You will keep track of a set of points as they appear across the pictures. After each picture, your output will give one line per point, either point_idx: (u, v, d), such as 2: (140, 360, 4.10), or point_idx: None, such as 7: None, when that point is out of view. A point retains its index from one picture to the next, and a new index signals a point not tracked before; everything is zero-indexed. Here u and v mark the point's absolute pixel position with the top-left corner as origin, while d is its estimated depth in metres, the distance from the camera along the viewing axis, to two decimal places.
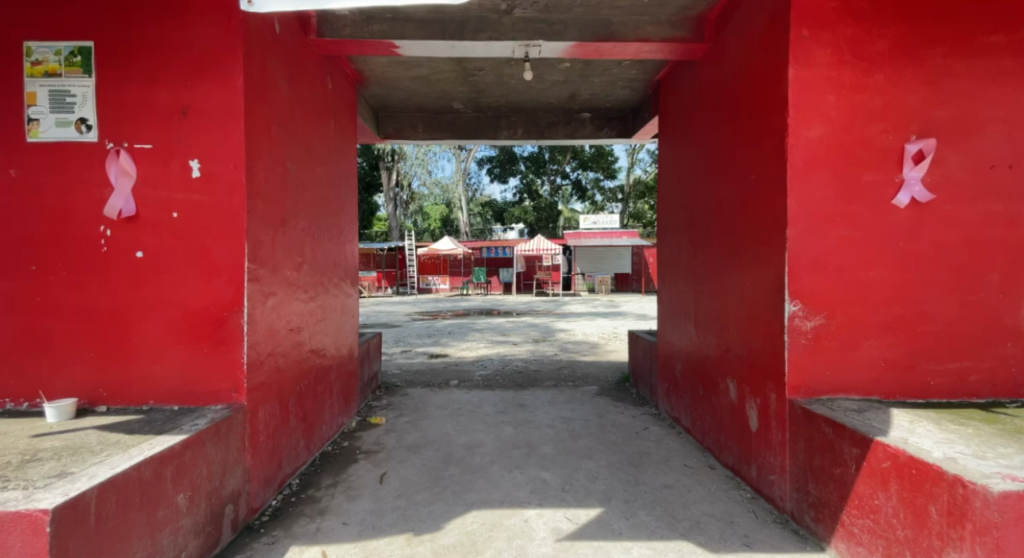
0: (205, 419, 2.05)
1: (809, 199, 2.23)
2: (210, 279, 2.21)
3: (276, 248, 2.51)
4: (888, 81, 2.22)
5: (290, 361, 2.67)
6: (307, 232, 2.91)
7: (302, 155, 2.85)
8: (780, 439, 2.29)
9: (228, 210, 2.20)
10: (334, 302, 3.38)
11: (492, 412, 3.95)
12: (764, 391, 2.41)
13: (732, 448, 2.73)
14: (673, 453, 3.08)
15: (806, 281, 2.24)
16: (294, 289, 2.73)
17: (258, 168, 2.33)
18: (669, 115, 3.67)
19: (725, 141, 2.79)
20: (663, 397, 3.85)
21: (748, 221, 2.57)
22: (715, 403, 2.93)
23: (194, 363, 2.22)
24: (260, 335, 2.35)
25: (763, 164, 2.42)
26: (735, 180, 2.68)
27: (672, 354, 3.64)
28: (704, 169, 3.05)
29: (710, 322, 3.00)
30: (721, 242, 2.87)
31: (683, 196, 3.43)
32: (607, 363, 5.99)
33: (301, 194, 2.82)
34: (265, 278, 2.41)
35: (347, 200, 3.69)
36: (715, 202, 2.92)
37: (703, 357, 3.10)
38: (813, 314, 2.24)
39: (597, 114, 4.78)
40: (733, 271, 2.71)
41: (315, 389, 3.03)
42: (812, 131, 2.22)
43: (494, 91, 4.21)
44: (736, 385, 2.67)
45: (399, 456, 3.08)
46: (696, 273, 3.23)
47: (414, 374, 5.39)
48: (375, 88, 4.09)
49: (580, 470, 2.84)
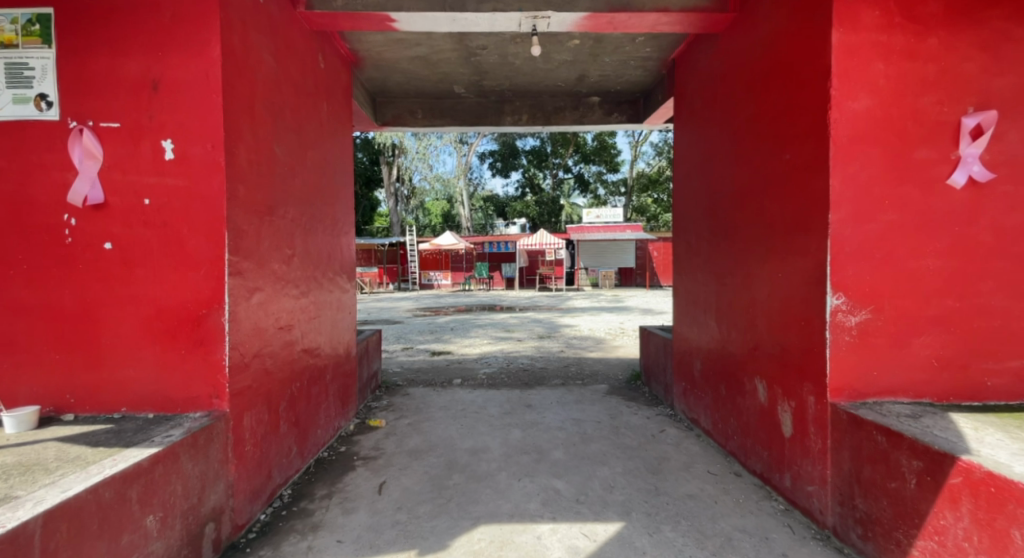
0: (181, 429, 1.84)
1: (854, 180, 2.00)
2: (187, 273, 1.99)
3: (262, 239, 2.28)
4: (943, 47, 2.00)
5: (280, 363, 2.46)
6: (298, 222, 2.69)
7: (292, 138, 2.62)
8: (819, 448, 2.07)
9: (207, 196, 1.98)
10: (329, 298, 3.16)
11: (497, 413, 3.73)
12: (800, 393, 2.19)
13: (761, 455, 2.51)
14: (694, 459, 2.86)
15: (851, 272, 2.01)
16: (284, 284, 2.50)
17: (240, 150, 2.11)
18: (686, 95, 3.42)
19: (752, 119, 2.56)
20: (679, 397, 3.63)
21: (779, 206, 2.34)
22: (741, 406, 2.71)
23: (170, 366, 2.00)
24: (244, 334, 2.13)
25: (798, 142, 2.19)
26: (764, 161, 2.44)
27: (690, 351, 3.41)
28: (727, 152, 2.82)
29: (735, 317, 2.77)
30: (747, 230, 2.63)
31: (703, 182, 3.19)
32: (615, 360, 5.75)
33: (291, 180, 2.59)
34: (250, 271, 2.18)
35: (342, 188, 3.47)
36: (740, 187, 2.68)
37: (727, 355, 2.87)
38: (857, 309, 2.01)
39: (607, 98, 4.53)
40: (762, 262, 2.48)
41: (308, 391, 2.81)
42: (857, 103, 1.99)
43: (497, 73, 3.96)
44: (766, 386, 2.45)
45: (400, 463, 2.86)
46: (717, 265, 3.00)
47: (415, 373, 5.17)
48: (372, 70, 3.86)
49: (595, 477, 2.63)
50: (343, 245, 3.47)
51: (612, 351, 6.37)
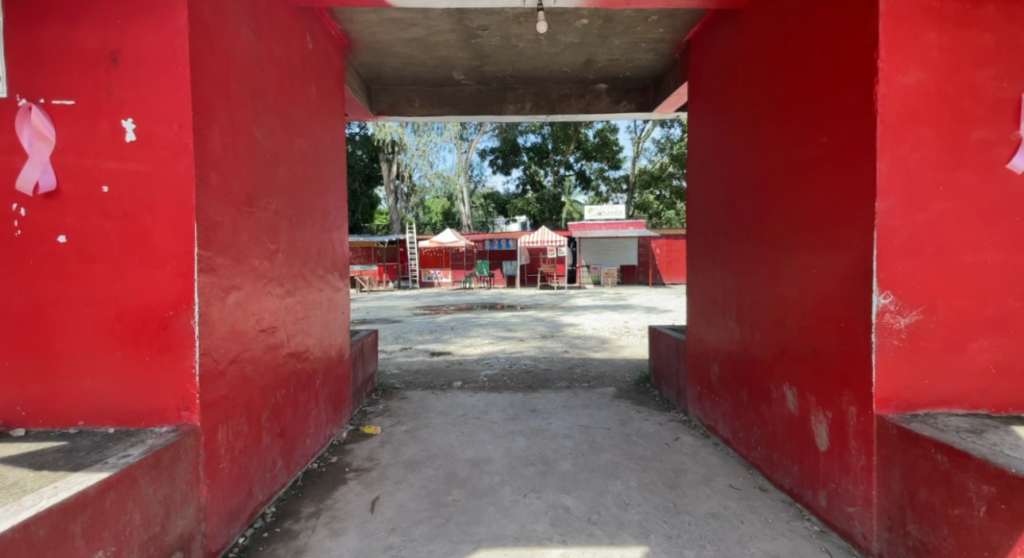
0: (141, 448, 1.63)
1: (904, 164, 1.77)
2: (151, 270, 1.77)
3: (240, 233, 2.05)
4: (1002, 14, 1.76)
5: (262, 369, 2.24)
6: (283, 214, 2.46)
7: (275, 122, 2.39)
8: (862, 466, 1.84)
9: (172, 184, 1.76)
10: (319, 296, 2.93)
11: (500, 419, 3.51)
12: (838, 403, 1.96)
13: (791, 470, 2.29)
14: (713, 471, 2.64)
15: (900, 268, 1.78)
16: (266, 282, 2.28)
17: (212, 132, 1.88)
18: (703, 79, 3.19)
19: (779, 100, 2.32)
20: (693, 402, 3.40)
21: (812, 195, 2.10)
22: (767, 415, 2.48)
23: (134, 374, 1.78)
24: (218, 339, 1.90)
25: (837, 123, 1.96)
26: (794, 146, 2.21)
27: (707, 353, 3.19)
28: (751, 137, 2.58)
29: (760, 317, 2.55)
30: (773, 222, 2.40)
31: (720, 173, 2.96)
32: (621, 361, 5.53)
33: (274, 169, 2.37)
34: (226, 268, 1.96)
35: (334, 180, 3.24)
36: (765, 176, 2.45)
37: (750, 358, 2.65)
38: (906, 309, 1.79)
39: (615, 85, 4.31)
40: (793, 257, 2.25)
41: (296, 398, 2.59)
42: (909, 77, 1.76)
43: (499, 57, 3.73)
44: (797, 395, 2.22)
45: (395, 476, 2.64)
46: (739, 261, 2.77)
47: (413, 375, 4.94)
48: (366, 55, 3.63)
49: (608, 493, 2.40)
50: (335, 241, 3.25)
51: (618, 351, 6.17)
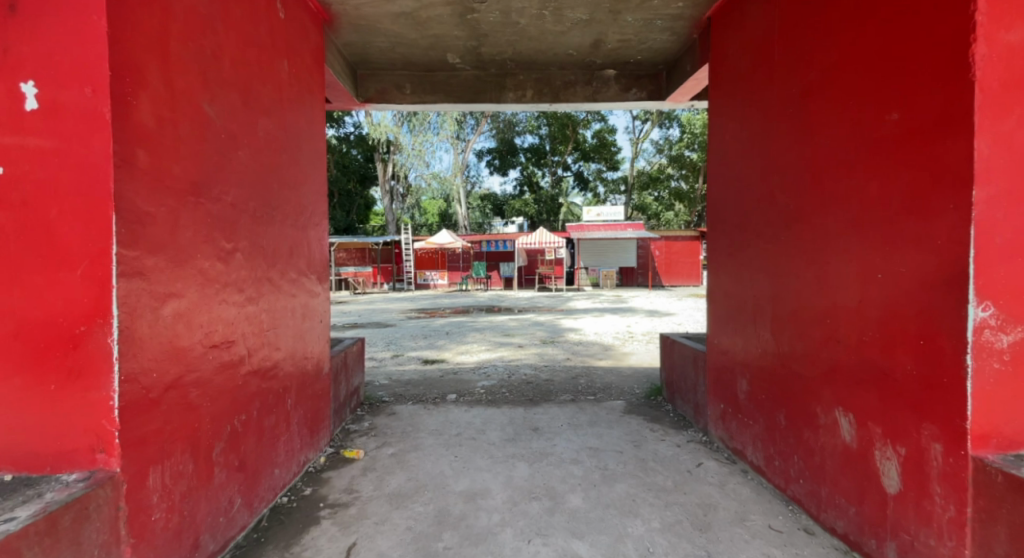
0: (30, 508, 1.23)
1: (1005, 142, 1.44)
2: (58, 274, 1.38)
3: (183, 228, 1.67)
4: None
5: (214, 393, 1.85)
6: (244, 207, 2.08)
7: (237, 96, 2.03)
8: (951, 518, 1.53)
9: (83, 164, 1.37)
10: (292, 303, 2.55)
11: (498, 440, 3.13)
12: (915, 437, 1.65)
13: (846, 512, 1.94)
14: (747, 507, 2.28)
15: (1003, 274, 1.46)
16: (221, 289, 1.90)
17: (145, 102, 1.51)
18: (729, 58, 2.84)
19: (832, 74, 1.99)
20: (715, 422, 3.04)
21: (879, 185, 1.76)
22: (813, 444, 2.13)
23: (37, 407, 1.39)
24: (150, 359, 1.53)
25: (914, 97, 1.63)
26: (853, 127, 1.88)
27: (733, 367, 2.82)
28: (792, 119, 2.24)
29: (803, 328, 2.19)
30: (822, 218, 2.06)
31: (751, 163, 2.62)
32: (628, 370, 5.18)
33: (235, 152, 2.00)
34: (163, 273, 1.58)
35: (312, 170, 2.87)
36: (813, 164, 2.11)
37: (790, 376, 2.29)
38: (1009, 325, 1.47)
39: (624, 71, 3.96)
40: (849, 260, 1.90)
41: (261, 424, 2.20)
42: (1012, 36, 1.44)
43: (498, 37, 3.37)
44: (856, 424, 1.88)
45: (377, 514, 2.26)
46: (775, 263, 2.42)
47: (404, 387, 4.56)
48: (350, 33, 3.26)
49: (627, 539, 2.03)
50: (312, 240, 2.88)
51: (623, 358, 5.81)
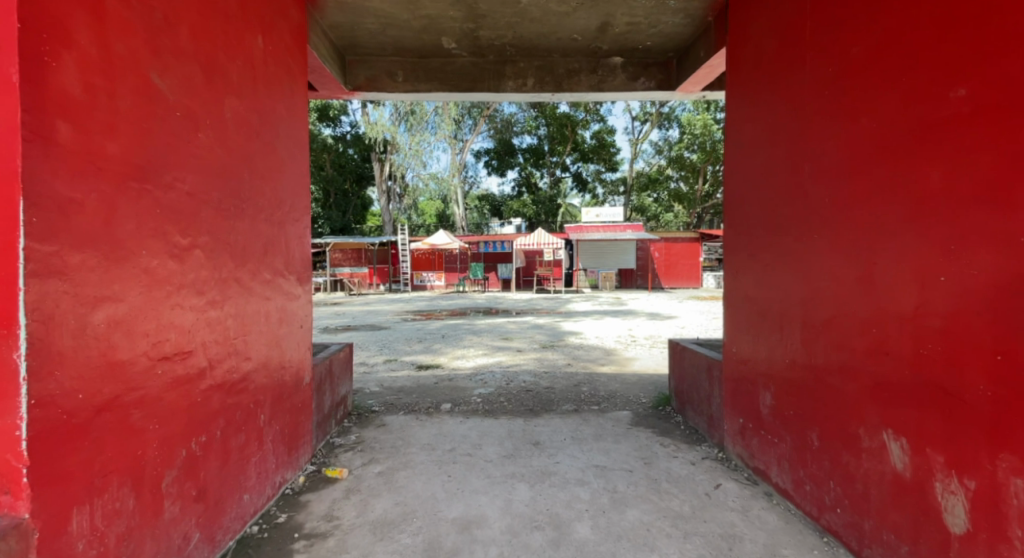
0: None
1: None
2: None
3: (120, 219, 1.40)
4: None
5: (165, 414, 1.59)
6: (204, 198, 1.81)
7: (196, 69, 1.76)
8: None
9: None
10: (266, 307, 2.29)
11: (496, 457, 2.87)
12: (989, 470, 1.39)
13: (896, 550, 1.69)
14: (776, 539, 2.03)
15: None
16: (173, 291, 1.63)
17: (69, 65, 1.25)
18: (750, 40, 2.60)
19: (878, 49, 1.74)
20: (733, 438, 2.78)
21: (940, 176, 1.51)
22: (853, 469, 1.87)
23: None
24: (73, 377, 1.26)
25: (988, 68, 1.38)
26: (904, 109, 1.64)
27: (755, 379, 2.56)
28: (827, 103, 2.00)
29: (842, 338, 1.94)
30: (866, 213, 1.80)
31: (776, 154, 2.38)
32: (633, 376, 4.92)
33: (192, 134, 1.73)
34: (92, 271, 1.31)
35: (292, 160, 2.61)
36: (853, 152, 1.86)
37: (824, 391, 2.03)
38: None
39: (631, 57, 3.71)
40: (902, 261, 1.65)
41: (226, 444, 1.93)
42: None
43: (497, 18, 3.12)
44: (910, 450, 1.62)
45: (359, 546, 2.00)
46: (806, 264, 2.16)
47: (396, 394, 4.29)
48: (337, 12, 3.01)
49: None
50: (292, 238, 2.61)
51: (627, 364, 5.54)
